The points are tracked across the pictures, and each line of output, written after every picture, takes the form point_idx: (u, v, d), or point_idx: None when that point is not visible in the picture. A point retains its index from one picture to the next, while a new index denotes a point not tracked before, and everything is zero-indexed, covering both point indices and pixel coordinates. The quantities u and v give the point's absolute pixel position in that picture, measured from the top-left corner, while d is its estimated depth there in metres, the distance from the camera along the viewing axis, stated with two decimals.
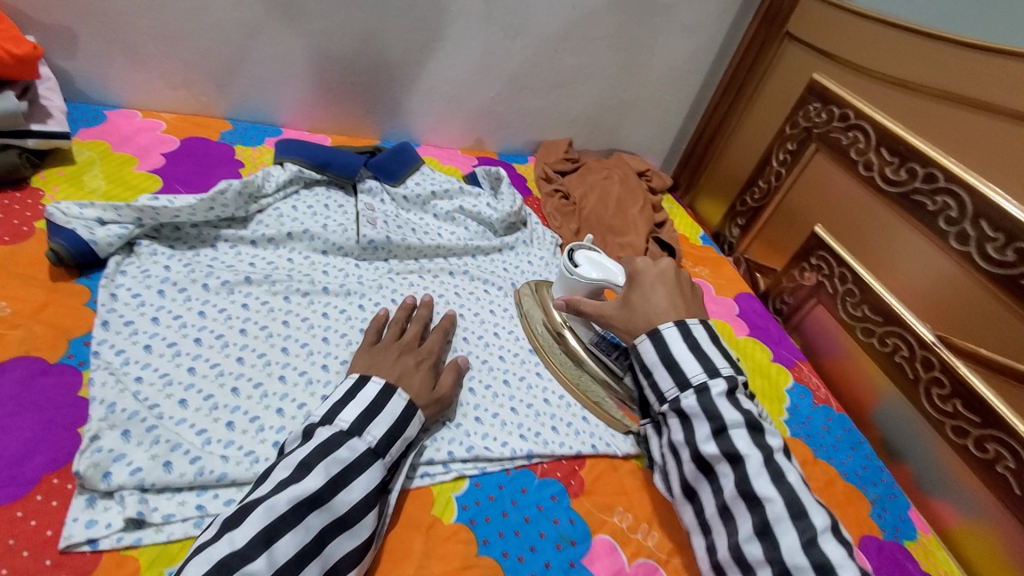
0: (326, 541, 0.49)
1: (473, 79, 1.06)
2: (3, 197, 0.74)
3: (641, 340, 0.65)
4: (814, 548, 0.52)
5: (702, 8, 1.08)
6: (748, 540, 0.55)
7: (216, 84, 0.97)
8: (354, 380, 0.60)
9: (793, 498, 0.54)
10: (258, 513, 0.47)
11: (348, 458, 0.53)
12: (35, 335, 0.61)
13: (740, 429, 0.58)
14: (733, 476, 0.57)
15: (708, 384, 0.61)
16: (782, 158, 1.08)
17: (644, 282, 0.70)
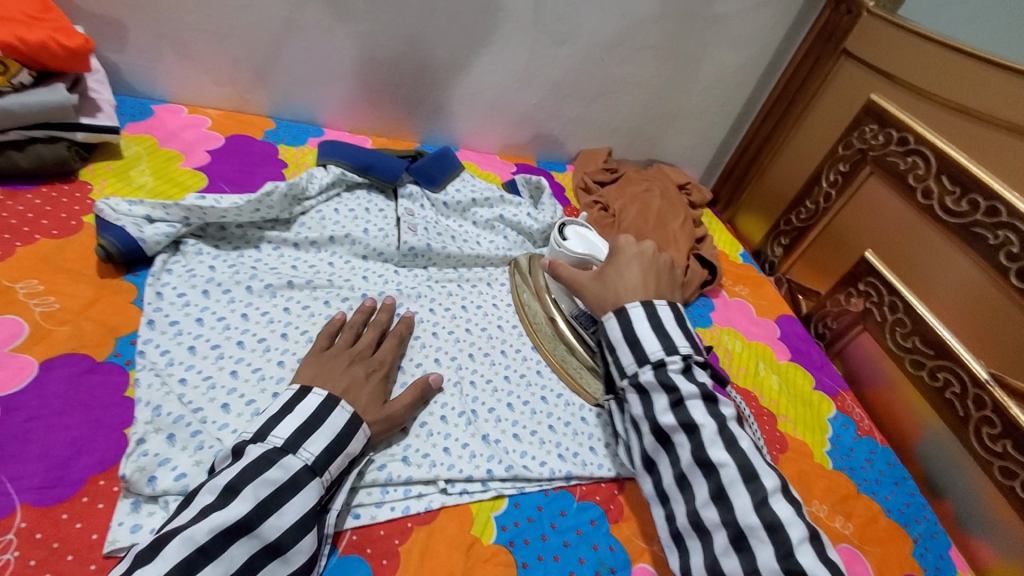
0: (256, 568, 0.46)
1: (516, 85, 1.05)
2: (53, 189, 0.74)
3: (607, 318, 0.66)
4: (765, 507, 0.53)
5: (754, 20, 1.05)
6: (704, 505, 0.56)
7: (262, 82, 0.97)
8: (294, 391, 0.56)
9: (746, 463, 0.56)
10: (174, 546, 0.43)
11: (279, 478, 0.49)
12: (83, 332, 0.61)
13: (696, 400, 0.59)
14: (689, 445, 0.58)
15: (666, 359, 0.62)
16: (832, 178, 1.05)
17: (620, 260, 0.71)
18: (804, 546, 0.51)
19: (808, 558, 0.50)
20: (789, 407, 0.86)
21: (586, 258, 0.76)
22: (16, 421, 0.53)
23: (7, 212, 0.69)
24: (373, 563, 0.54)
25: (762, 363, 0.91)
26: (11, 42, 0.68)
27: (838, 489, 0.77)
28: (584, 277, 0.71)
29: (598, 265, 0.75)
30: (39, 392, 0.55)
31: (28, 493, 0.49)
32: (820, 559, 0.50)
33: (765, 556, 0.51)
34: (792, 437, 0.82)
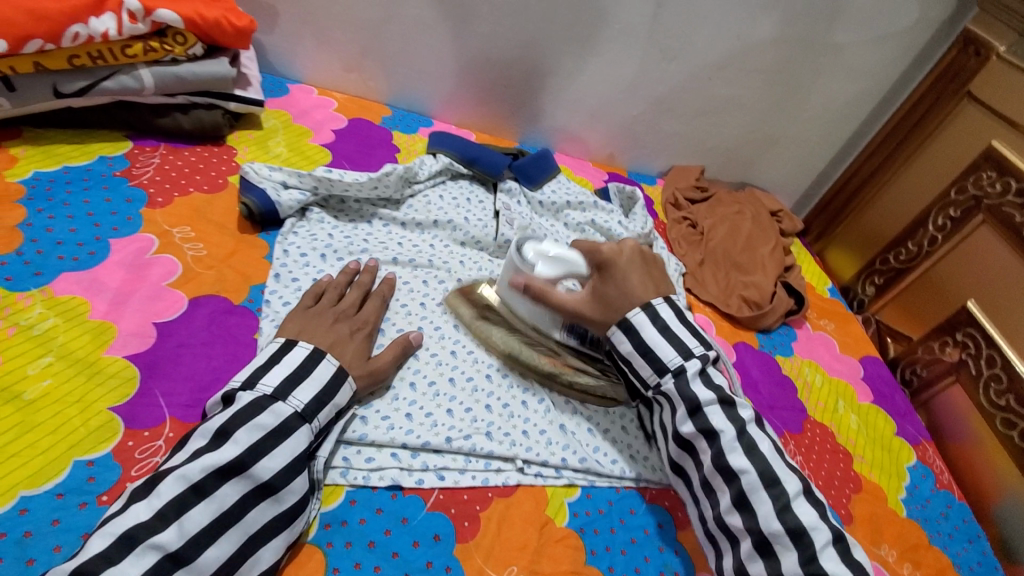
0: (247, 506, 0.48)
1: (620, 95, 1.07)
2: (206, 150, 0.83)
3: (613, 331, 0.63)
4: (788, 513, 0.54)
5: (873, 53, 1.03)
6: (729, 511, 0.56)
7: (384, 72, 1.04)
8: (280, 344, 0.58)
9: (765, 468, 0.56)
10: (169, 483, 0.46)
11: (270, 424, 0.51)
12: (225, 278, 0.69)
13: (714, 406, 0.59)
14: (710, 452, 0.58)
15: (684, 367, 0.60)
16: (940, 222, 1.01)
17: (615, 270, 0.65)
18: (828, 550, 0.52)
19: (831, 563, 0.52)
20: (863, 449, 0.83)
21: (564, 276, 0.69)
22: (170, 345, 0.61)
23: (168, 165, 0.79)
24: (456, 525, 0.57)
25: (842, 401, 0.89)
26: (192, 17, 0.77)
27: (908, 537, 0.75)
28: (581, 298, 0.66)
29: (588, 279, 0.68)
30: (187, 324, 0.63)
31: (176, 408, 0.56)
32: (843, 560, 0.52)
33: (791, 562, 0.52)
34: (867, 479, 0.80)
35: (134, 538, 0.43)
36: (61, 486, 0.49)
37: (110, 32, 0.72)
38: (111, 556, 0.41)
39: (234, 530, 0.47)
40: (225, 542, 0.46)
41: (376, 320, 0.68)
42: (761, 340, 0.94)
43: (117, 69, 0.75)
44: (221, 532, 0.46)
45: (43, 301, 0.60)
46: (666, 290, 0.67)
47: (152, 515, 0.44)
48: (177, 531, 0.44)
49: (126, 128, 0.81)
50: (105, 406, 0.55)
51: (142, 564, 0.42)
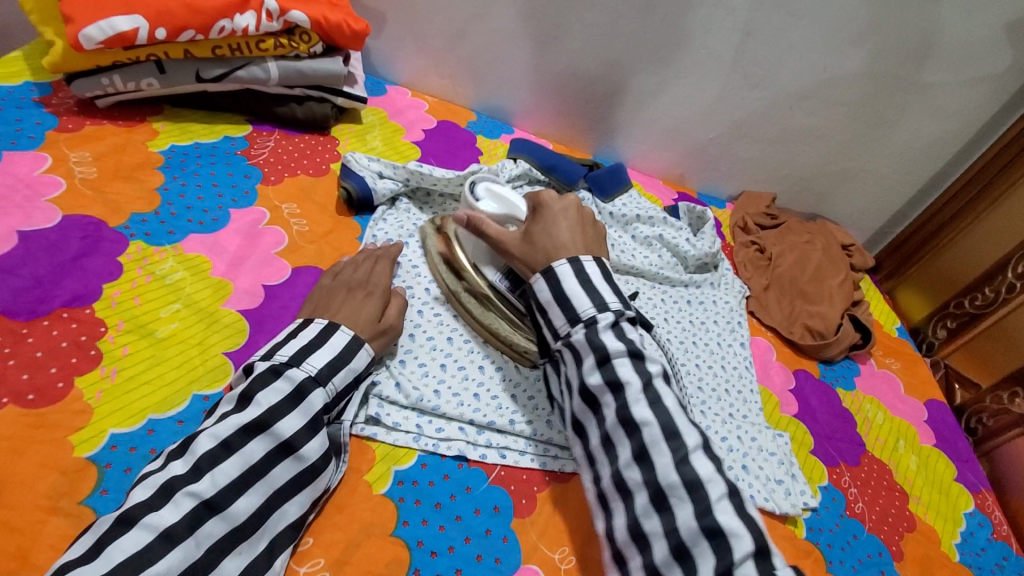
0: (272, 462, 0.51)
1: (697, 118, 1.10)
2: (313, 138, 0.92)
3: (537, 279, 0.63)
4: (686, 465, 0.52)
5: (963, 94, 1.02)
6: (627, 466, 0.54)
7: (474, 80, 1.11)
8: (297, 323, 0.60)
9: (668, 421, 0.54)
10: (199, 442, 0.49)
11: (286, 388, 0.53)
12: (322, 253, 0.76)
13: (622, 358, 0.57)
14: (614, 404, 0.56)
15: (596, 317, 0.59)
16: (1020, 270, 1.00)
17: (546, 215, 0.68)
18: (722, 503, 0.50)
19: (725, 516, 0.50)
20: (920, 490, 0.82)
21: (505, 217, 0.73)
22: (274, 306, 0.68)
23: (281, 150, 0.87)
24: (515, 501, 0.61)
25: (902, 441, 0.87)
26: (319, 20, 0.86)
27: None
28: (511, 237, 0.67)
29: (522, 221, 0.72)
30: (289, 290, 0.70)
31: None
32: (736, 514, 0.50)
33: (685, 514, 0.51)
34: (922, 520, 0.78)
35: (171, 489, 0.46)
36: (182, 414, 0.56)
37: (249, 28, 0.81)
38: (153, 504, 0.45)
39: (258, 486, 0.50)
40: (253, 494, 0.49)
41: (387, 284, 0.68)
42: (823, 370, 0.93)
43: (249, 60, 0.85)
44: (248, 485, 0.49)
45: (176, 256, 0.68)
46: (595, 249, 0.68)
47: (188, 469, 0.48)
48: (209, 482, 0.48)
49: (248, 114, 0.90)
50: (220, 351, 0.62)
51: (179, 510, 0.46)
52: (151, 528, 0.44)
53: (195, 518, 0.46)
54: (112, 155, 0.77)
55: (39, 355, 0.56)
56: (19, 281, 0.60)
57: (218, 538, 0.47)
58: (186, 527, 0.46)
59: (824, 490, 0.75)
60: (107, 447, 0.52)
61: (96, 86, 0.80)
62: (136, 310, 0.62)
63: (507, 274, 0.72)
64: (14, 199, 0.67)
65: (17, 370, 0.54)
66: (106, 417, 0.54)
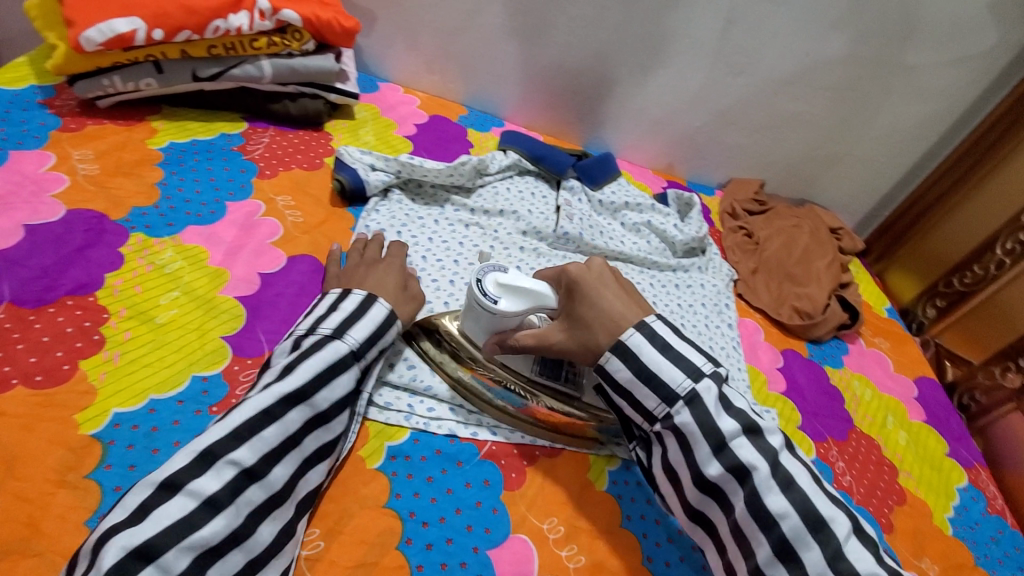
0: (306, 432, 0.54)
1: (684, 107, 1.12)
2: (307, 134, 0.94)
3: (608, 357, 0.58)
4: (839, 559, 0.50)
5: (947, 75, 1.03)
6: (769, 563, 0.51)
7: (464, 75, 1.13)
8: (337, 295, 0.63)
9: (805, 506, 0.51)
10: (242, 411, 0.51)
11: (331, 359, 0.56)
12: (316, 242, 0.79)
13: (739, 439, 0.54)
14: (743, 494, 0.53)
15: (699, 392, 0.55)
16: (1008, 247, 1.02)
17: (587, 291, 0.59)
18: None
19: None
20: (912, 465, 0.83)
21: (533, 309, 0.61)
22: (270, 293, 0.70)
23: (276, 145, 0.90)
24: (504, 475, 0.63)
25: (891, 417, 0.88)
26: (311, 19, 0.89)
27: (954, 556, 0.75)
28: (557, 330, 0.60)
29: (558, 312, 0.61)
30: (284, 277, 0.72)
31: (273, 344, 0.66)
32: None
33: None
34: (913, 494, 0.79)
35: (213, 455, 0.48)
36: (181, 395, 0.59)
37: (243, 27, 0.84)
38: (192, 471, 0.47)
39: (292, 454, 0.52)
40: (287, 462, 0.52)
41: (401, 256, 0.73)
42: (811, 349, 0.95)
43: (244, 59, 0.88)
44: (283, 454, 0.51)
45: (175, 247, 0.71)
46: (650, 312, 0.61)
47: (227, 436, 0.49)
48: (249, 450, 0.49)
49: (243, 112, 0.93)
50: (218, 335, 0.64)
51: (221, 479, 0.47)
52: (196, 494, 0.46)
53: (237, 486, 0.48)
54: (114, 153, 0.80)
55: (46, 339, 0.58)
56: (26, 270, 0.63)
57: (258, 505, 0.49)
58: (228, 494, 0.47)
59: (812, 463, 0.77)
60: (111, 425, 0.55)
61: (97, 87, 0.83)
62: (136, 297, 0.65)
63: (541, 362, 0.67)
64: (21, 195, 0.70)
65: (26, 352, 0.57)
66: (110, 398, 0.57)
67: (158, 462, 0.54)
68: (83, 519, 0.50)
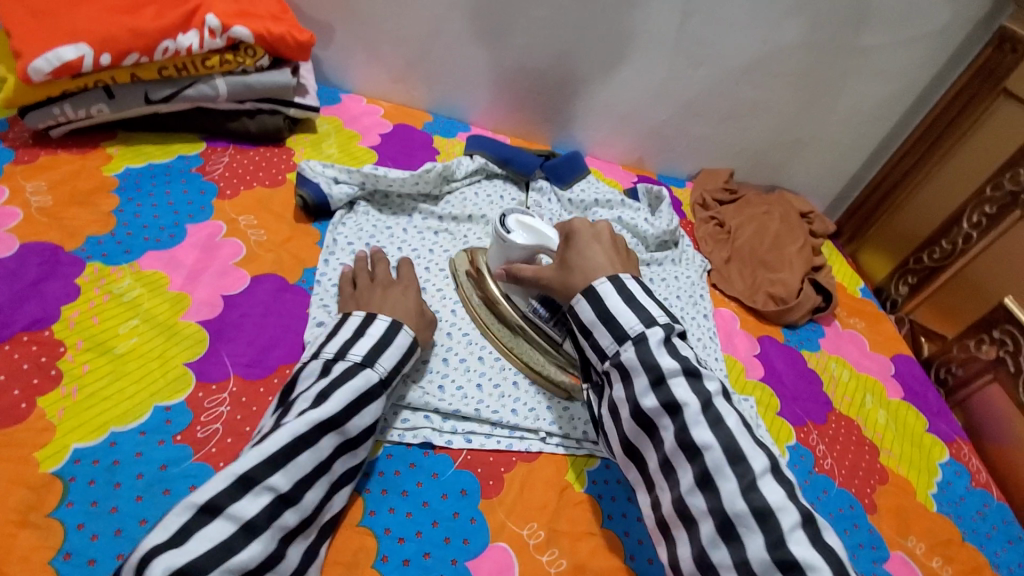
0: (336, 457, 0.54)
1: (648, 101, 1.12)
2: (268, 151, 0.93)
3: (578, 300, 0.60)
4: (753, 492, 0.49)
5: (903, 55, 1.04)
6: (691, 491, 0.51)
7: (427, 82, 1.13)
8: (362, 317, 0.62)
9: (731, 444, 0.51)
10: (278, 438, 0.50)
11: (361, 386, 0.56)
12: (281, 260, 0.77)
13: (677, 377, 0.54)
14: (673, 427, 0.53)
15: (647, 334, 0.56)
16: (974, 220, 1.02)
17: (578, 240, 0.65)
18: (796, 533, 0.47)
19: (799, 546, 0.47)
20: (893, 443, 0.83)
21: (537, 249, 0.70)
22: (234, 314, 0.69)
23: (236, 164, 0.89)
24: (482, 483, 0.62)
25: (870, 397, 0.89)
26: (262, 33, 0.87)
27: (940, 532, 0.75)
28: (549, 270, 0.66)
29: (554, 252, 0.70)
30: (249, 297, 0.71)
31: (239, 367, 0.64)
32: (811, 543, 0.47)
33: (755, 545, 0.48)
34: (894, 472, 0.80)
35: (252, 480, 0.48)
36: (143, 425, 0.57)
37: (193, 46, 0.83)
38: (233, 493, 0.47)
39: (322, 480, 0.53)
40: (319, 487, 0.52)
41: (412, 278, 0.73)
42: (787, 334, 0.95)
43: (197, 79, 0.87)
44: (315, 480, 0.52)
45: (133, 274, 0.70)
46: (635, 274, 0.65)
47: (262, 461, 0.49)
48: (285, 476, 0.50)
49: (201, 132, 0.92)
50: (181, 362, 0.63)
51: (258, 503, 0.48)
52: (235, 518, 0.46)
53: (274, 510, 0.49)
54: (68, 182, 0.78)
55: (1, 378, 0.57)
56: None
57: (290, 529, 0.50)
58: (266, 519, 0.48)
59: (792, 449, 0.77)
60: (71, 462, 0.54)
61: (48, 117, 0.81)
62: (94, 328, 0.63)
63: (540, 303, 0.71)
64: None
65: None
66: (68, 434, 0.55)
67: (121, 496, 0.53)
68: (47, 559, 0.48)
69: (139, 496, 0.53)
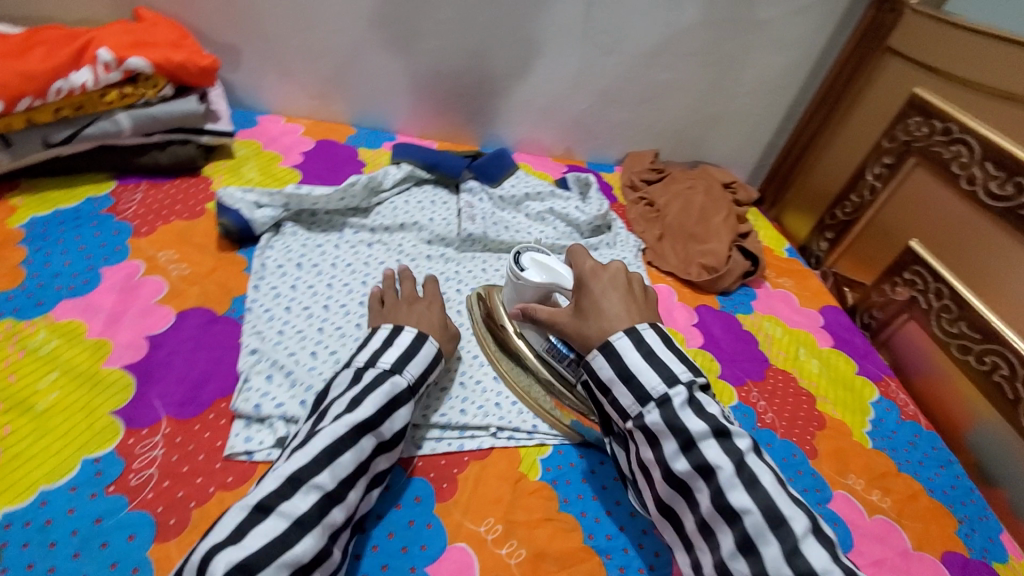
0: (375, 456, 0.56)
1: (567, 91, 1.14)
2: (184, 183, 0.91)
3: (595, 356, 0.58)
4: (798, 557, 0.46)
5: (796, 24, 1.09)
6: (732, 556, 0.49)
7: (345, 95, 1.12)
8: (390, 329, 0.65)
9: (770, 506, 0.49)
10: (319, 439, 0.53)
11: (391, 391, 0.58)
12: (207, 292, 0.75)
13: (708, 439, 0.52)
14: (708, 490, 0.51)
15: (670, 395, 0.54)
16: (877, 172, 1.08)
17: (593, 286, 0.62)
18: None
19: None
20: (828, 390, 0.88)
21: (551, 287, 0.66)
22: (161, 354, 0.67)
23: (151, 199, 0.86)
24: (436, 487, 0.63)
25: (803, 349, 0.94)
26: (161, 62, 0.85)
27: (877, 466, 0.79)
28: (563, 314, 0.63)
29: (569, 293, 0.65)
30: (176, 334, 0.69)
31: (171, 407, 0.62)
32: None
33: None
34: (831, 417, 0.84)
35: (299, 480, 0.50)
36: (73, 480, 0.55)
37: (88, 83, 0.80)
38: (283, 493, 0.49)
39: (361, 480, 0.54)
40: (359, 487, 0.54)
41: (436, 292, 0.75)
42: (721, 301, 0.99)
43: (97, 116, 0.83)
44: (356, 479, 0.53)
45: (48, 326, 0.66)
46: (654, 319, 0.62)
47: (309, 459, 0.52)
48: (330, 474, 0.51)
49: (111, 170, 0.88)
50: (108, 410, 0.61)
51: (308, 501, 0.49)
52: (287, 515, 0.48)
53: (323, 506, 0.50)
54: None
55: None
56: None
57: (339, 526, 0.51)
58: (316, 515, 0.49)
59: (735, 409, 0.81)
60: None
61: None
62: (10, 387, 0.60)
63: (559, 342, 0.68)
64: None
65: None
66: None
67: (56, 555, 0.50)
68: None
69: (76, 553, 0.51)
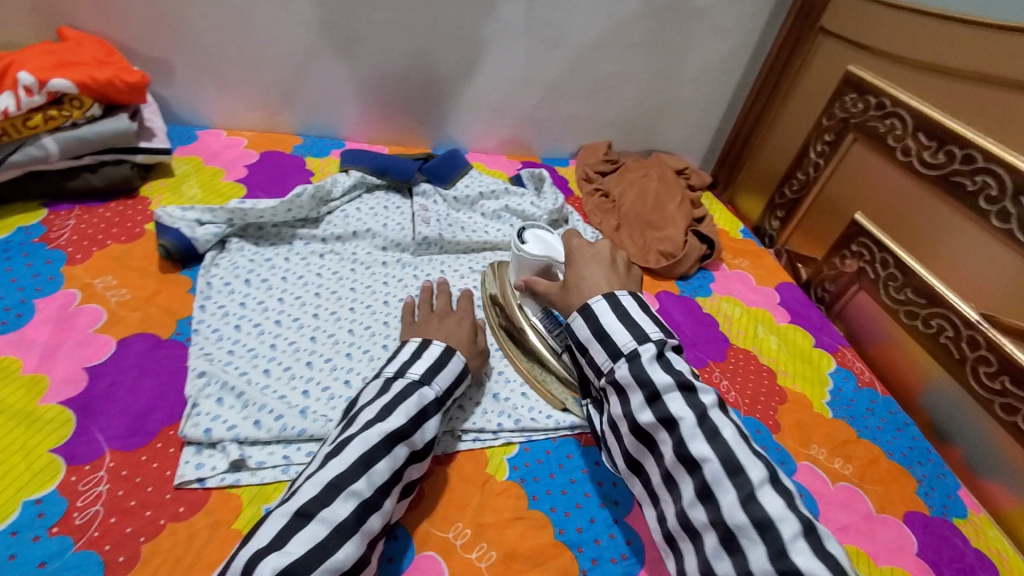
0: (409, 465, 0.56)
1: (515, 88, 1.14)
2: (120, 205, 0.87)
3: (574, 318, 0.62)
4: (752, 503, 0.48)
5: (734, 10, 1.12)
6: (691, 505, 0.51)
7: (289, 104, 1.09)
8: (418, 342, 0.64)
9: (728, 455, 0.50)
10: (353, 448, 0.52)
11: (420, 402, 0.58)
12: (150, 316, 0.72)
13: (673, 392, 0.54)
14: (671, 441, 0.53)
15: (639, 351, 0.57)
16: (819, 149, 1.11)
17: (577, 259, 0.67)
18: (797, 543, 0.45)
19: (802, 558, 0.45)
20: (787, 364, 0.90)
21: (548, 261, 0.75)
22: (102, 385, 0.64)
23: (84, 225, 0.81)
24: None
25: (761, 326, 0.96)
26: (86, 81, 0.82)
27: (839, 435, 0.81)
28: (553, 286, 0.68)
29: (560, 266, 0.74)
30: (118, 363, 0.66)
31: (115, 440, 0.59)
32: (815, 553, 0.45)
33: (758, 557, 0.46)
34: (792, 391, 0.86)
35: (339, 486, 0.50)
36: (13, 525, 0.52)
37: (10, 108, 0.76)
38: (322, 500, 0.49)
39: (395, 490, 0.54)
40: (394, 496, 0.53)
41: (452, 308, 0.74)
42: (681, 286, 1.00)
43: (21, 142, 0.79)
44: (392, 487, 0.53)
45: None
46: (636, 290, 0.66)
47: (348, 464, 0.51)
48: (366, 481, 0.51)
49: (40, 197, 0.84)
50: (48, 448, 0.57)
51: (347, 507, 0.49)
52: (326, 522, 0.48)
53: (362, 514, 0.50)
54: None
55: None
56: None
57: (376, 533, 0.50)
58: (354, 522, 0.49)
59: None
60: None
61: None
62: None
63: (552, 313, 0.77)
64: None
65: None
66: None
67: None
68: None
69: None
